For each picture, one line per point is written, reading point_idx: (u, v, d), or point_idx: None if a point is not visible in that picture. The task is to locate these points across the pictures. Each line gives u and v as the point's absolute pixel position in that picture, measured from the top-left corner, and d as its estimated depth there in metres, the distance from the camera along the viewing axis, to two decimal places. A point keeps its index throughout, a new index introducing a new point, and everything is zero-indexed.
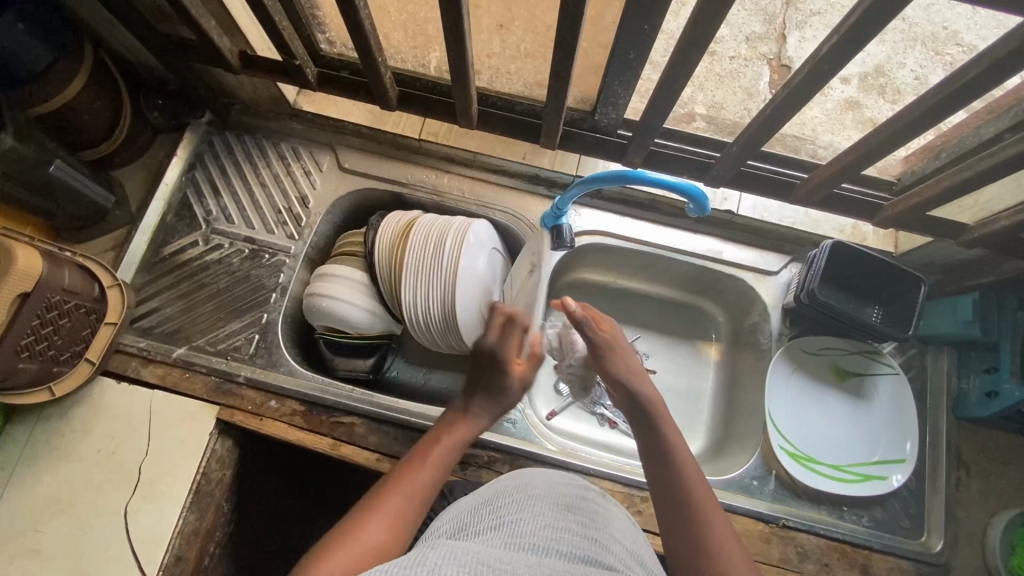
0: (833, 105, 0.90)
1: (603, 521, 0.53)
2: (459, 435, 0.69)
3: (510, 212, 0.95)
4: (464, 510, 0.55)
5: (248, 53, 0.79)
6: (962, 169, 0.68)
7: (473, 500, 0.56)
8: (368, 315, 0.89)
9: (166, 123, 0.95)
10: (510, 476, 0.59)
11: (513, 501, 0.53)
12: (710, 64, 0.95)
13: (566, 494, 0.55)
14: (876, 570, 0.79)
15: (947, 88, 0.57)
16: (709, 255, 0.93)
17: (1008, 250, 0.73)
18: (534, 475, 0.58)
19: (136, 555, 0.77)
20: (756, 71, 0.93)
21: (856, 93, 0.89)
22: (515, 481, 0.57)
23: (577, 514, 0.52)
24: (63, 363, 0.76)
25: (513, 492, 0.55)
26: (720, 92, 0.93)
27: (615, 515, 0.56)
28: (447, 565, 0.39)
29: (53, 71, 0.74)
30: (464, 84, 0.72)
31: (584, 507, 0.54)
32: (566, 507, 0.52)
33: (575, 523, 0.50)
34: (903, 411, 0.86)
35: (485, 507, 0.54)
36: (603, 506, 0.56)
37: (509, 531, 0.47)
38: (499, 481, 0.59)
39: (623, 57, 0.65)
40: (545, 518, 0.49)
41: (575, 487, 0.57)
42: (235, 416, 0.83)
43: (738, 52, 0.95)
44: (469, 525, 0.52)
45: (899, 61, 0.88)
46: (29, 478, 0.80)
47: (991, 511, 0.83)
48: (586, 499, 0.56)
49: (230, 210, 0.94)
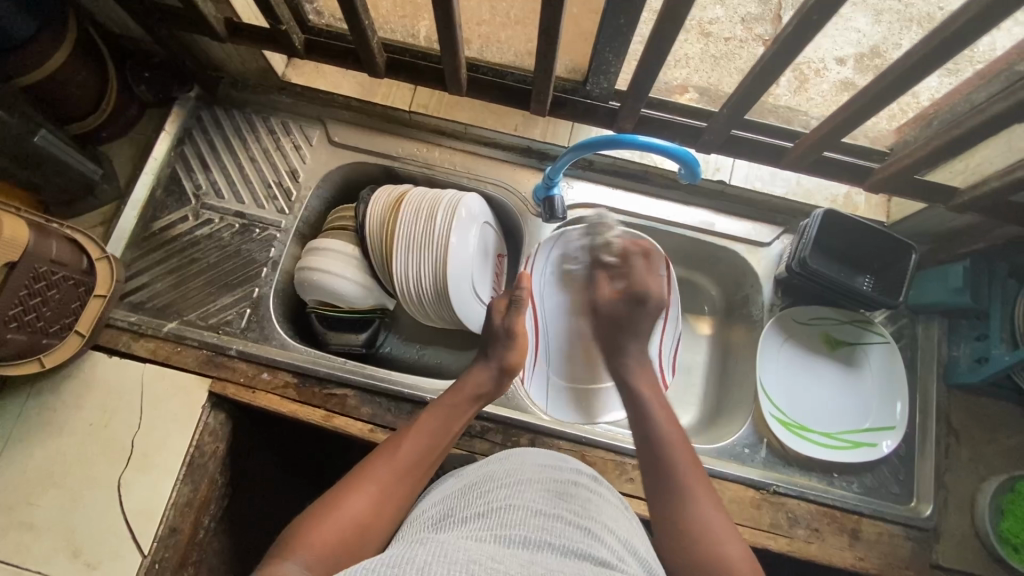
0: (829, 87, 0.82)
1: (592, 509, 0.54)
2: (451, 416, 0.71)
3: (503, 185, 0.94)
4: (453, 499, 0.56)
5: (235, 20, 0.77)
6: (953, 129, 0.68)
7: (462, 485, 0.58)
8: (358, 288, 0.88)
9: (152, 97, 0.93)
10: (497, 461, 0.60)
11: (503, 490, 0.54)
12: (704, 44, 0.84)
13: (556, 480, 0.56)
14: (866, 534, 0.79)
15: (930, 43, 0.57)
16: (702, 227, 0.92)
17: (998, 214, 0.73)
18: (521, 461, 0.59)
19: (130, 527, 0.77)
20: (752, 53, 0.81)
21: (853, 75, 0.79)
22: (504, 468, 0.58)
23: (567, 503, 0.53)
24: (53, 335, 0.76)
25: (502, 481, 0.56)
26: (715, 72, 0.87)
27: (604, 501, 0.57)
28: (437, 563, 0.41)
29: (34, 40, 0.73)
30: (453, 50, 0.71)
31: (574, 494, 0.55)
32: (556, 496, 0.53)
33: (566, 512, 0.51)
34: (895, 379, 0.86)
35: (474, 496, 0.55)
36: (592, 493, 0.57)
37: (499, 522, 0.49)
38: (489, 466, 0.60)
39: (612, 21, 0.64)
40: (535, 508, 0.51)
41: (566, 474, 0.58)
42: (228, 389, 0.83)
43: (733, 33, 0.82)
44: (456, 515, 0.53)
45: (895, 41, 0.72)
46: (21, 451, 0.80)
47: (981, 477, 0.83)
48: (576, 485, 0.57)
49: (219, 184, 0.93)
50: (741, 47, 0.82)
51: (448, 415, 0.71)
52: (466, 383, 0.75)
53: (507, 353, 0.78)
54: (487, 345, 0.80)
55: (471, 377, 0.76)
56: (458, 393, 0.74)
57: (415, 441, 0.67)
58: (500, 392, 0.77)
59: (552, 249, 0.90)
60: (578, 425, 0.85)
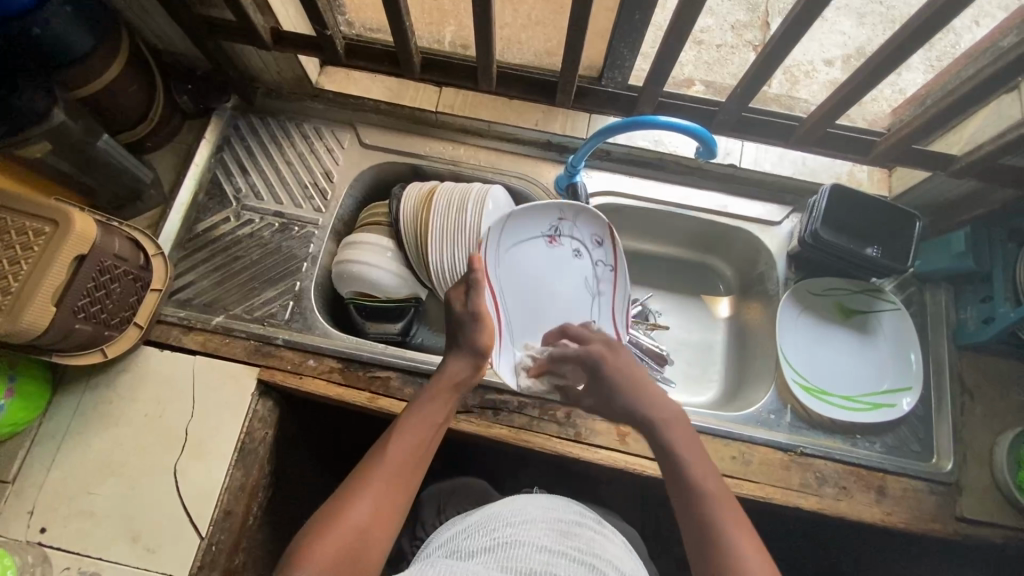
0: (819, 87, 0.98)
1: (597, 548, 0.58)
2: (434, 412, 0.68)
3: (526, 177, 1.00)
4: (462, 537, 0.60)
5: (280, 30, 0.84)
6: (946, 101, 0.74)
7: (466, 523, 0.63)
8: (395, 278, 0.94)
9: (194, 107, 0.99)
10: (502, 502, 0.64)
11: (510, 528, 0.58)
12: (698, 52, 1.02)
13: (562, 519, 0.61)
14: (891, 490, 0.83)
15: (917, 22, 0.65)
16: (715, 209, 0.98)
17: (996, 178, 0.78)
18: (528, 502, 0.63)
19: (188, 511, 0.80)
20: (743, 58, 1.00)
21: (841, 74, 0.97)
22: (511, 506, 0.62)
23: (573, 540, 0.57)
24: (113, 327, 0.80)
25: (510, 520, 0.59)
26: (713, 75, 1.01)
27: (607, 541, 0.61)
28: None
29: (94, 54, 0.79)
30: (486, 48, 0.77)
31: (579, 533, 0.59)
32: (562, 534, 0.58)
33: (572, 550, 0.55)
34: (907, 342, 0.91)
35: (484, 532, 0.58)
36: (596, 533, 0.61)
37: (507, 554, 0.53)
38: (495, 507, 0.64)
39: (630, 17, 0.70)
40: (542, 542, 0.55)
41: (571, 514, 0.62)
42: (276, 375, 0.87)
43: (724, 40, 1.02)
44: (467, 549, 0.56)
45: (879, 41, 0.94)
46: (80, 443, 0.83)
47: (996, 431, 0.87)
48: (580, 526, 0.61)
49: (258, 187, 0.99)
50: (732, 53, 1.01)
51: (432, 408, 0.68)
52: (445, 374, 0.72)
53: (477, 335, 0.73)
54: (455, 331, 0.75)
55: (449, 367, 0.73)
56: (439, 387, 0.71)
57: (402, 440, 0.64)
58: (478, 379, 0.75)
59: (505, 231, 0.83)
60: None
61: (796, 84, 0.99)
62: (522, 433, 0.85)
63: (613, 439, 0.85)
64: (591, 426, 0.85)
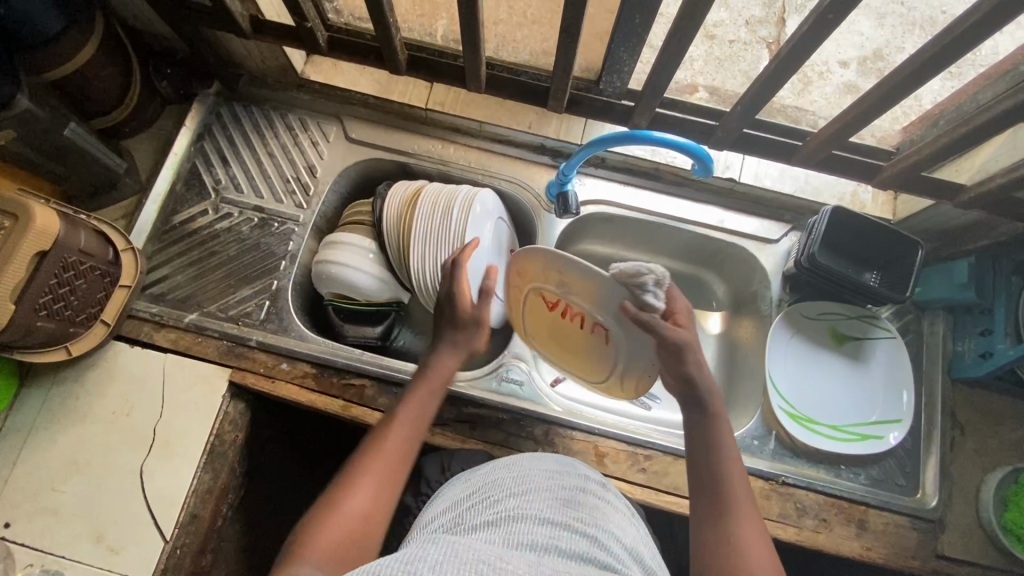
0: (833, 88, 0.90)
1: (600, 517, 0.53)
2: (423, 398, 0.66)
3: (517, 181, 0.96)
4: (459, 508, 0.55)
5: (260, 19, 0.80)
6: (959, 131, 0.70)
7: (471, 488, 0.57)
8: (375, 281, 0.90)
9: (174, 93, 0.96)
10: (504, 463, 0.59)
11: (510, 498, 0.52)
12: (709, 47, 0.93)
13: (565, 488, 0.55)
14: (872, 524, 0.81)
15: (931, 51, 0.61)
16: (711, 223, 0.94)
17: (1003, 211, 0.75)
18: (528, 465, 0.58)
19: (152, 513, 0.79)
20: (755, 55, 0.91)
21: (856, 78, 0.87)
22: (512, 472, 0.57)
23: (575, 509, 0.52)
24: (78, 324, 0.78)
25: (510, 488, 0.54)
26: (719, 75, 0.93)
27: (611, 508, 0.56)
28: (451, 560, 0.40)
29: (65, 37, 0.75)
30: (475, 49, 0.73)
31: (583, 502, 0.54)
32: (565, 502, 0.53)
33: (574, 520, 0.50)
34: (900, 372, 0.89)
35: (483, 504, 0.53)
36: (599, 500, 0.56)
37: (506, 530, 0.48)
38: (498, 470, 0.59)
39: (629, 22, 0.65)
40: (544, 514, 0.50)
41: (576, 480, 0.57)
42: (248, 378, 0.84)
43: (737, 36, 0.93)
44: (464, 524, 0.51)
45: (896, 45, 0.84)
46: (45, 438, 0.81)
47: (983, 468, 0.85)
48: (584, 493, 0.56)
49: (239, 179, 0.95)
50: (744, 50, 0.92)
51: (423, 397, 0.66)
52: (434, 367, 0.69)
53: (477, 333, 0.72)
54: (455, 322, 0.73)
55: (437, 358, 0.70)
56: (429, 376, 0.68)
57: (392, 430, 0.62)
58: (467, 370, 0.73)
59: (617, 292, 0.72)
60: (589, 417, 0.86)
61: (808, 87, 0.91)
62: (497, 448, 0.82)
63: (591, 459, 0.83)
64: (568, 445, 0.83)
